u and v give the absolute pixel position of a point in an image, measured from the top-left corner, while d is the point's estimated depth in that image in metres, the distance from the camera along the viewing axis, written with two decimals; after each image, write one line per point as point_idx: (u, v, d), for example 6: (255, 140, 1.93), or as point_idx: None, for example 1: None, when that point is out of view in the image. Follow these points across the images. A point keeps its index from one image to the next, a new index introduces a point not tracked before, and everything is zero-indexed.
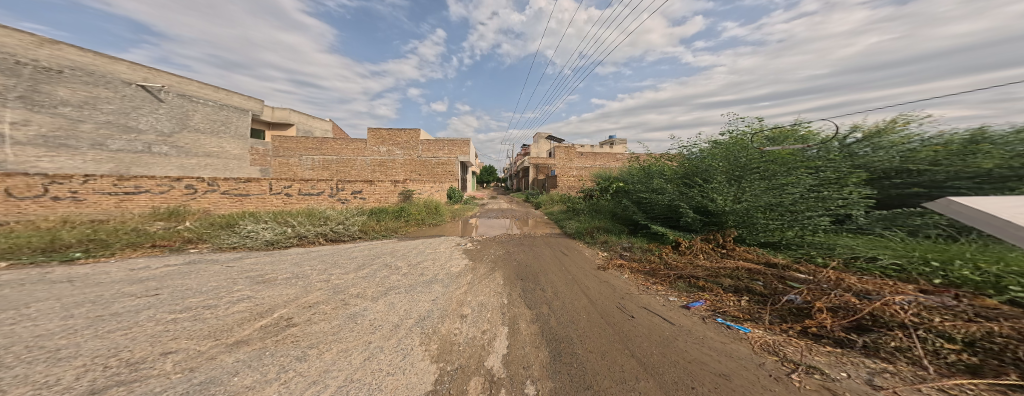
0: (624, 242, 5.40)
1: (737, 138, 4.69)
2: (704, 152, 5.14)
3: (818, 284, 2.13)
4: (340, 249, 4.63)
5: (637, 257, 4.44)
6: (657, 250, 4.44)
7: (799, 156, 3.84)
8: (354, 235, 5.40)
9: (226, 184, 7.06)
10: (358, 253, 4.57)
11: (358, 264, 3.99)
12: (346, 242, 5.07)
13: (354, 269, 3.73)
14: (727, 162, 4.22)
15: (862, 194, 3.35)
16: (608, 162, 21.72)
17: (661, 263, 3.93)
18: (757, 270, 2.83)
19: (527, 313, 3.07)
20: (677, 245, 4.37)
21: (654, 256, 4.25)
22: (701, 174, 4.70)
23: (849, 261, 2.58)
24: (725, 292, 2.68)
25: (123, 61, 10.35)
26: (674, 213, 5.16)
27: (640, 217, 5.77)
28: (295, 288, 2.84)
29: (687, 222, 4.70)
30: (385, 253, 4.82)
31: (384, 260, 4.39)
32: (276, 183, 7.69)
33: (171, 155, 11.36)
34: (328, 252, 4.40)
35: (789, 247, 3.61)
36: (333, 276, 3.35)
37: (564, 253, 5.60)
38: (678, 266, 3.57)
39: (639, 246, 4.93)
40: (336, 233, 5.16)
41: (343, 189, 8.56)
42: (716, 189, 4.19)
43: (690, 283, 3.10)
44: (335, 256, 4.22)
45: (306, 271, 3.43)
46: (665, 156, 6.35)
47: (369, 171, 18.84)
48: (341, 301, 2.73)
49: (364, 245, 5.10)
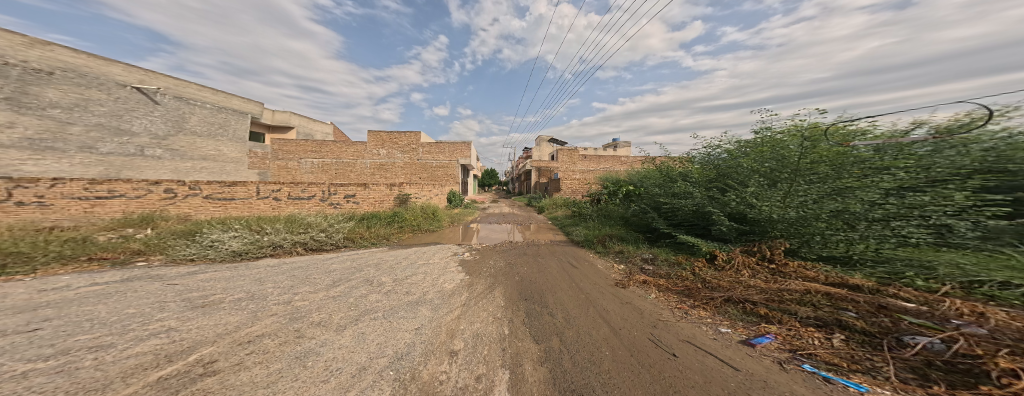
0: (643, 253, 4.75)
1: (775, 135, 4.13)
2: (735, 153, 4.61)
3: (983, 332, 1.50)
4: (316, 261, 4.09)
5: (663, 272, 3.80)
6: (687, 263, 3.80)
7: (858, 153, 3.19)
8: (338, 244, 4.88)
9: (209, 188, 6.60)
10: (337, 266, 4.02)
11: (334, 278, 3.46)
12: (328, 253, 4.54)
13: (326, 286, 3.18)
14: (768, 164, 3.76)
15: (981, 198, 2.46)
16: (613, 165, 21.14)
17: (696, 280, 3.28)
18: (841, 295, 2.17)
19: (533, 349, 2.45)
20: (712, 258, 3.72)
21: (686, 271, 3.60)
22: (737, 177, 4.16)
23: (987, 304, 1.89)
24: (804, 326, 2.03)
25: (118, 63, 10.07)
26: (702, 221, 4.53)
27: (661, 225, 5.12)
28: (239, 315, 2.27)
29: (720, 232, 4.06)
30: (370, 264, 4.29)
31: (366, 274, 3.82)
32: (264, 186, 7.25)
33: (166, 159, 11.05)
34: (304, 265, 3.85)
35: (860, 265, 2.90)
36: (296, 296, 2.80)
37: (573, 265, 4.98)
38: (721, 286, 2.92)
39: (663, 258, 4.26)
40: (317, 242, 4.64)
41: (335, 193, 8.11)
42: (760, 193, 3.65)
43: (745, 310, 2.45)
44: (310, 270, 3.68)
45: (267, 290, 2.88)
46: (685, 157, 5.76)
47: (369, 175, 18.56)
48: (293, 333, 2.16)
49: (349, 256, 4.55)
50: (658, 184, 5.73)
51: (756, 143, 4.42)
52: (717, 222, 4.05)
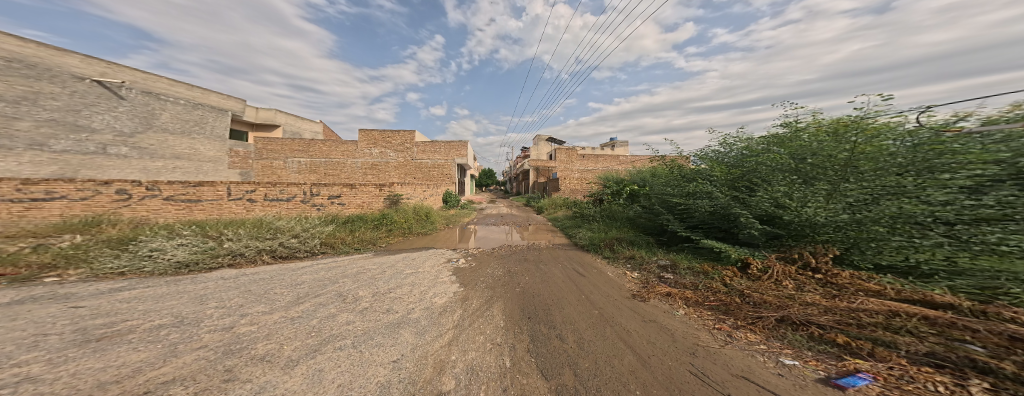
0: (659, 259, 4.32)
1: (811, 127, 3.64)
2: (760, 148, 4.18)
3: None
4: (282, 271, 3.49)
5: (690, 283, 3.36)
6: (715, 273, 3.37)
7: (886, 149, 2.76)
8: (312, 251, 4.27)
9: (170, 189, 5.86)
10: (308, 277, 3.42)
11: (301, 294, 2.87)
12: (300, 261, 3.92)
13: (287, 304, 2.60)
14: (798, 161, 3.40)
15: None
16: (612, 165, 20.80)
17: (732, 292, 2.86)
18: (947, 322, 1.65)
19: (543, 387, 1.90)
20: (744, 266, 3.29)
21: (715, 283, 3.16)
22: (764, 174, 3.72)
23: None
24: (907, 363, 1.48)
25: (75, 53, 9.23)
26: (723, 222, 4.11)
27: (677, 227, 4.69)
28: (149, 350, 1.61)
29: (748, 236, 3.63)
30: (347, 274, 3.72)
31: (340, 287, 3.24)
32: (236, 186, 6.59)
33: (133, 157, 10.22)
34: (267, 276, 3.24)
35: (931, 278, 2.35)
36: (243, 319, 2.18)
37: (580, 274, 4.50)
38: (768, 302, 2.46)
39: (684, 265, 3.81)
40: (287, 248, 4.03)
41: (318, 194, 7.53)
42: (796, 193, 3.20)
43: (810, 335, 1.93)
44: (272, 282, 3.10)
45: (206, 311, 2.23)
46: (698, 154, 5.36)
47: (360, 175, 17.79)
48: (218, 375, 1.53)
49: (323, 265, 3.94)
50: (672, 184, 5.34)
51: (778, 137, 4.03)
52: (744, 224, 3.62)
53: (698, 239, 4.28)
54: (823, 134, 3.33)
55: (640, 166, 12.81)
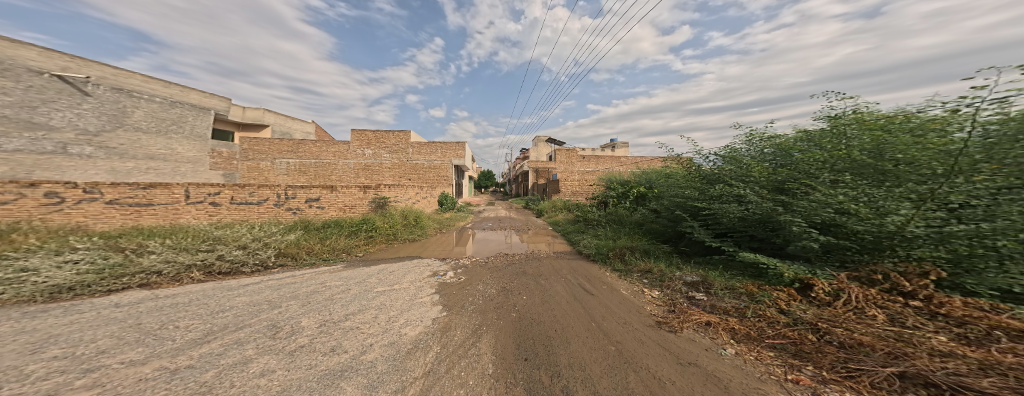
0: (684, 275, 3.60)
1: (865, 115, 2.99)
2: (796, 143, 3.53)
3: None
4: (209, 293, 2.70)
5: (735, 309, 2.51)
6: (764, 294, 2.56)
7: (989, 141, 2.08)
8: (259, 268, 3.52)
9: (114, 191, 5.11)
10: (241, 300, 2.64)
11: (213, 327, 2.08)
12: (238, 279, 3.14)
13: (191, 344, 1.84)
14: (861, 159, 2.70)
15: None
16: (614, 166, 20.23)
17: (799, 322, 2.09)
18: None
19: None
20: (803, 287, 2.47)
21: (770, 311, 2.31)
22: (814, 173, 3.01)
23: None
24: None
25: (33, 46, 8.56)
26: (760, 230, 3.36)
27: (702, 236, 3.94)
28: None
29: (798, 249, 2.87)
30: (299, 294, 2.99)
31: (278, 315, 2.46)
32: (195, 189, 5.83)
33: (99, 158, 9.51)
34: (182, 301, 2.46)
35: None
36: (85, 379, 1.41)
37: (589, 293, 3.74)
38: (868, 342, 1.68)
39: (719, 284, 3.04)
40: (226, 262, 3.30)
41: (295, 197, 6.88)
42: (867, 195, 2.50)
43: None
44: (196, 304, 2.41)
45: (31, 368, 1.45)
46: (720, 153, 4.66)
47: (352, 177, 17.08)
48: None
49: (270, 285, 3.15)
50: (691, 187, 4.65)
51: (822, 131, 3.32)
52: (795, 235, 2.87)
53: (730, 250, 3.55)
54: (894, 127, 2.64)
55: (644, 167, 12.24)
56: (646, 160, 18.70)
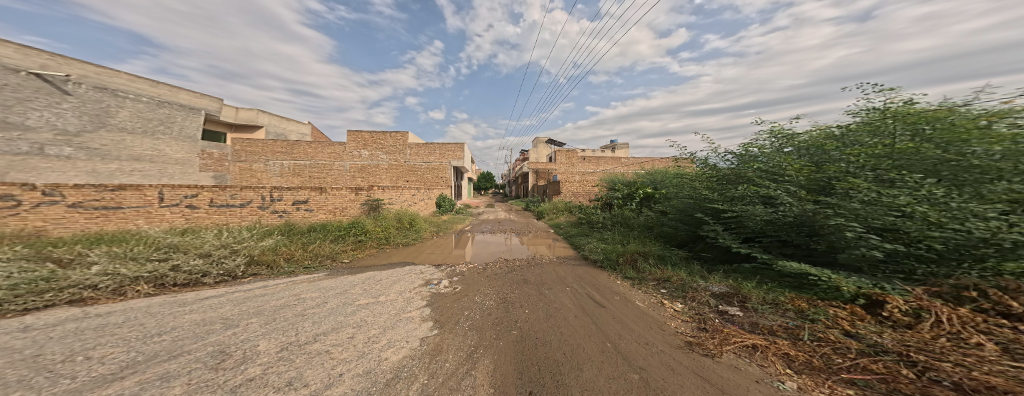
0: (711, 285, 3.20)
1: (917, 106, 2.57)
2: (831, 138, 3.10)
3: None
4: (154, 310, 2.26)
5: (785, 330, 2.04)
6: (818, 311, 2.12)
7: None
8: (222, 279, 3.10)
9: (78, 194, 4.68)
10: (190, 317, 2.19)
11: (137, 357, 1.64)
12: (191, 292, 2.71)
13: (93, 384, 1.40)
14: (918, 154, 2.28)
15: None
16: (615, 166, 19.91)
17: (873, 350, 1.63)
18: None
19: None
20: (870, 304, 2.03)
21: (835, 336, 1.82)
22: (858, 169, 2.55)
23: None
24: None
25: (9, 42, 8.19)
26: (794, 234, 2.93)
27: (728, 242, 3.52)
28: None
29: (848, 258, 2.41)
30: (266, 309, 2.55)
31: (231, 337, 2.02)
32: (171, 191, 5.43)
33: (78, 159, 9.10)
34: (119, 321, 2.02)
35: None
36: None
37: (602, 306, 3.30)
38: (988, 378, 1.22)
39: (757, 298, 2.61)
40: (181, 273, 2.89)
41: (281, 199, 6.51)
42: (937, 195, 2.06)
43: None
44: (130, 324, 1.99)
45: None
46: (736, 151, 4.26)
47: (348, 178, 16.68)
48: None
49: (232, 299, 2.69)
50: (710, 188, 4.22)
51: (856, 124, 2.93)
52: (845, 242, 2.41)
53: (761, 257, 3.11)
54: (959, 120, 2.24)
55: (648, 168, 11.88)
56: (648, 161, 18.40)
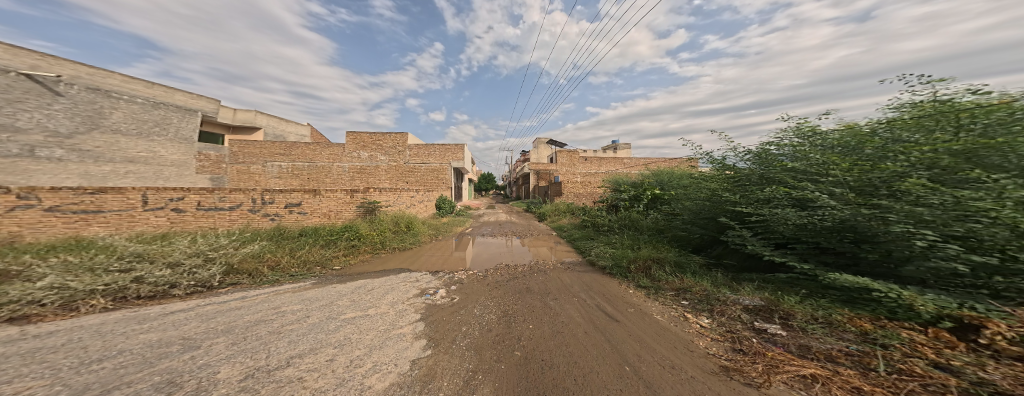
0: (742, 297, 2.96)
1: (972, 100, 2.32)
2: (870, 135, 2.84)
3: None
4: (104, 328, 1.96)
5: (849, 357, 1.72)
6: (889, 335, 1.80)
7: None
8: (190, 292, 2.83)
9: (55, 197, 4.43)
10: (143, 338, 1.87)
11: (56, 393, 1.31)
12: (152, 306, 2.43)
13: None
14: (990, 151, 2.00)
15: None
16: (617, 167, 19.60)
17: (974, 387, 1.30)
18: None
19: None
20: (960, 328, 1.69)
21: (921, 367, 1.48)
22: (915, 168, 2.26)
23: None
24: None
25: None
26: (835, 242, 2.68)
27: (759, 249, 3.24)
28: None
29: (912, 269, 2.10)
30: (237, 326, 2.25)
31: (187, 362, 1.70)
32: (155, 194, 5.20)
33: (70, 161, 8.90)
34: (60, 343, 1.71)
35: None
36: None
37: (619, 323, 3.02)
38: None
39: (802, 316, 2.33)
40: (145, 286, 2.63)
41: (273, 202, 6.29)
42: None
43: None
44: (60, 347, 1.67)
45: None
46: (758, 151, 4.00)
47: (346, 180, 16.45)
48: None
49: (199, 314, 2.39)
50: (733, 192, 3.96)
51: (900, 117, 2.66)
52: (909, 252, 2.11)
53: (797, 266, 2.85)
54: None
55: (652, 168, 11.58)
56: (651, 162, 18.08)
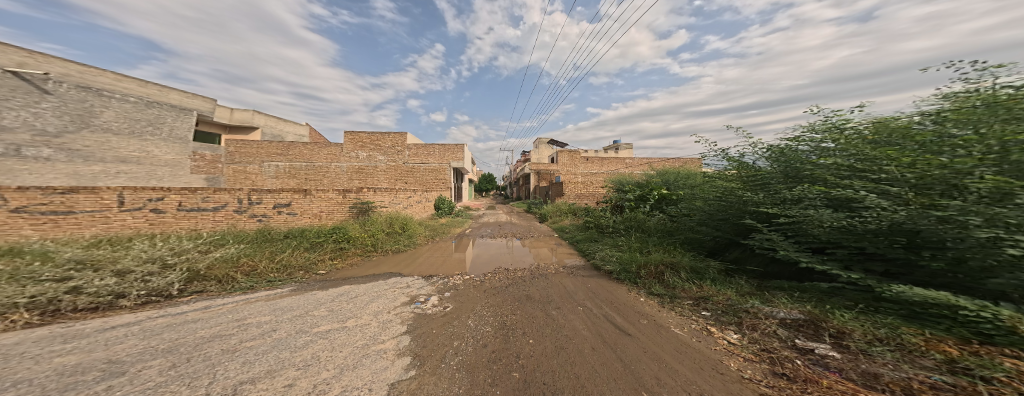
0: (777, 310, 2.69)
1: None
2: (914, 129, 2.58)
3: None
4: (15, 349, 1.65)
5: (939, 392, 1.40)
6: (984, 364, 1.49)
7: None
8: (135, 303, 2.54)
9: (22, 197, 4.16)
10: (56, 362, 1.56)
11: None
12: (89, 320, 2.15)
13: None
14: None
15: None
16: (619, 167, 19.22)
17: None
18: None
19: None
20: None
21: None
22: (982, 164, 1.98)
23: None
24: None
25: None
26: (883, 247, 2.46)
27: (790, 253, 3.00)
28: None
29: (997, 282, 1.85)
30: (183, 344, 1.94)
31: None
32: (131, 194, 4.95)
33: (58, 161, 8.66)
34: None
35: None
36: None
37: (632, 338, 2.77)
38: None
39: (857, 334, 2.07)
40: (83, 297, 2.34)
41: (261, 202, 6.06)
42: None
43: None
44: None
45: None
46: (783, 150, 3.74)
47: (344, 180, 16.20)
48: None
49: (133, 332, 2.02)
50: (757, 194, 3.73)
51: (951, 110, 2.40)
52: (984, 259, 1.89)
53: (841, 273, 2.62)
54: None
55: (657, 168, 11.23)
56: (655, 162, 17.68)
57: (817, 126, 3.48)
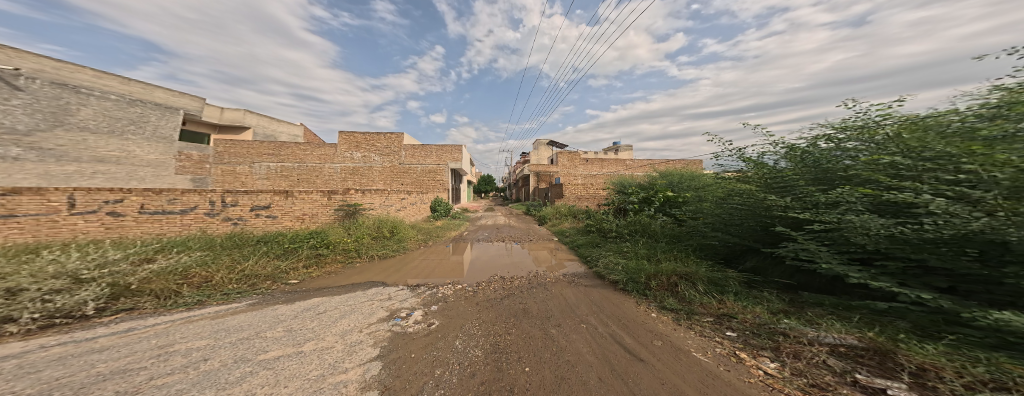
0: (826, 336, 2.21)
1: None
2: (982, 120, 2.16)
3: None
4: None
5: None
6: None
7: None
8: (24, 330, 2.03)
9: None
10: None
11: None
12: None
13: None
14: None
15: None
16: (621, 169, 18.80)
17: None
18: None
19: None
20: None
21: None
22: None
23: None
24: None
25: None
26: (951, 260, 1.99)
27: (832, 266, 2.54)
28: None
29: None
30: (57, 389, 1.46)
31: None
32: (84, 196, 4.52)
33: (28, 161, 8.18)
34: None
35: None
36: None
37: (648, 366, 2.28)
38: None
39: (943, 369, 1.59)
40: None
41: (236, 204, 5.63)
42: None
43: None
44: None
45: None
46: (811, 150, 3.32)
47: (338, 181, 15.72)
48: None
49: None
50: (782, 197, 3.29)
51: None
52: None
53: (898, 291, 2.15)
54: None
55: (661, 168, 10.80)
56: (657, 163, 17.26)
57: (850, 123, 3.07)
